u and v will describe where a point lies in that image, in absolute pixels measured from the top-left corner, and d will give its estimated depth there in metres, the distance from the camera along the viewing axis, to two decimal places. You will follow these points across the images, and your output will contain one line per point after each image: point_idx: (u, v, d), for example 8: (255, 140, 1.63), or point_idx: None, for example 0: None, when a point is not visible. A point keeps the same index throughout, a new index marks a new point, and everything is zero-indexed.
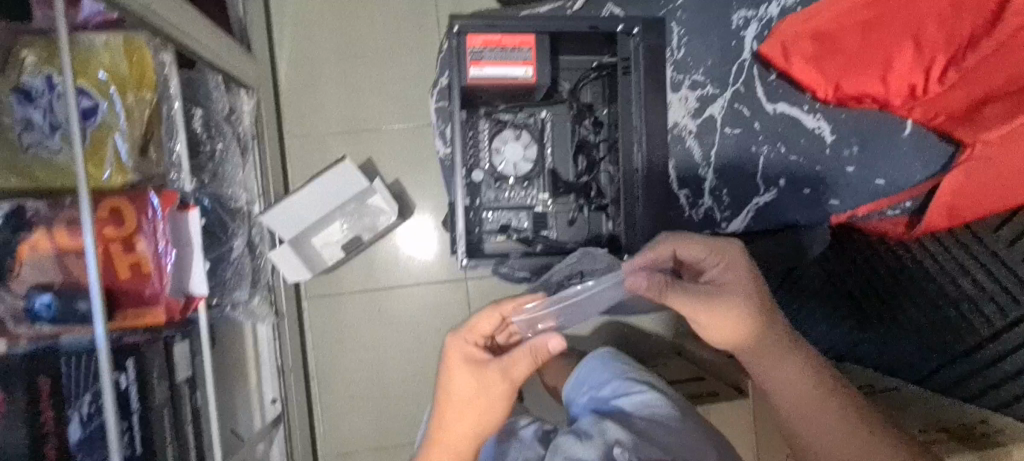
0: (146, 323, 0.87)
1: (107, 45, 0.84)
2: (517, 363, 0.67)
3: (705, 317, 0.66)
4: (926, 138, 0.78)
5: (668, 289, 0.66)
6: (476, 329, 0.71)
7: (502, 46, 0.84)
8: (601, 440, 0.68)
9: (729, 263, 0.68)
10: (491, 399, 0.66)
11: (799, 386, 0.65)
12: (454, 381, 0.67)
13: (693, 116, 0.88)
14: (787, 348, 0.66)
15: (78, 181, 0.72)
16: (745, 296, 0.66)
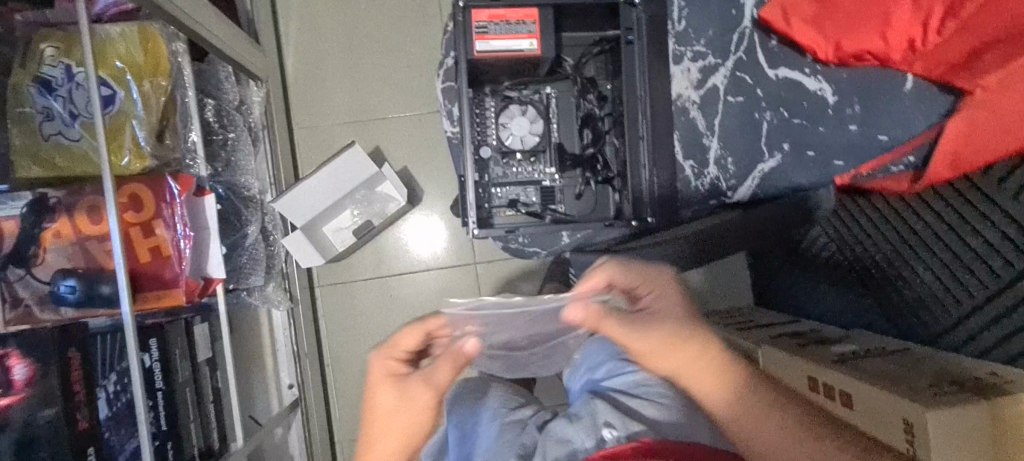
0: (166, 306, 0.88)
1: (123, 35, 0.87)
2: (438, 372, 0.59)
3: (641, 347, 0.55)
4: (928, 90, 0.71)
5: (603, 318, 0.54)
6: (397, 345, 0.59)
7: (506, 20, 0.85)
8: (592, 422, 0.68)
9: (661, 290, 0.56)
10: (418, 413, 0.59)
11: (759, 416, 0.54)
12: (377, 397, 0.59)
13: (695, 88, 0.87)
14: (730, 370, 0.56)
15: (101, 163, 0.76)
16: (677, 325, 0.54)
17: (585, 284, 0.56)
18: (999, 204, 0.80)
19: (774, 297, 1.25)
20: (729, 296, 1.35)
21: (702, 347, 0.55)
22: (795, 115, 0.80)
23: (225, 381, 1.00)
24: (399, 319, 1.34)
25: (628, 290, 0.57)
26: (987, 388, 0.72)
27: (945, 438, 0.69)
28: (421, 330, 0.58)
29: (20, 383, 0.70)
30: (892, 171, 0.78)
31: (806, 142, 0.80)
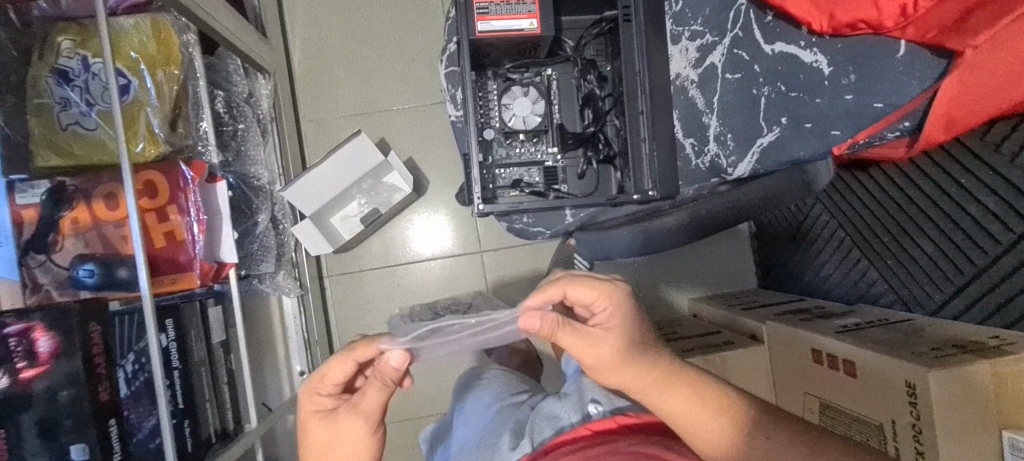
0: (180, 288, 0.91)
1: (136, 27, 0.89)
2: (367, 398, 0.53)
3: (597, 362, 0.52)
4: (919, 55, 0.73)
5: (560, 330, 0.50)
6: (326, 378, 0.53)
7: (507, 1, 0.87)
8: (579, 399, 0.63)
9: (619, 309, 0.51)
10: (353, 441, 0.54)
11: (705, 421, 0.52)
12: (311, 431, 0.55)
13: (694, 66, 0.90)
14: (673, 378, 0.54)
15: (118, 148, 0.78)
16: (630, 338, 0.52)
17: (537, 298, 0.49)
18: (996, 169, 0.79)
19: (779, 279, 1.27)
20: (733, 278, 1.36)
21: (650, 360, 0.53)
22: (791, 88, 0.81)
23: (239, 365, 1.03)
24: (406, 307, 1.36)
25: (581, 304, 0.51)
26: (987, 350, 0.73)
27: (943, 395, 0.70)
28: (348, 362, 0.52)
29: (44, 355, 0.65)
30: (887, 137, 0.80)
31: (802, 115, 0.81)
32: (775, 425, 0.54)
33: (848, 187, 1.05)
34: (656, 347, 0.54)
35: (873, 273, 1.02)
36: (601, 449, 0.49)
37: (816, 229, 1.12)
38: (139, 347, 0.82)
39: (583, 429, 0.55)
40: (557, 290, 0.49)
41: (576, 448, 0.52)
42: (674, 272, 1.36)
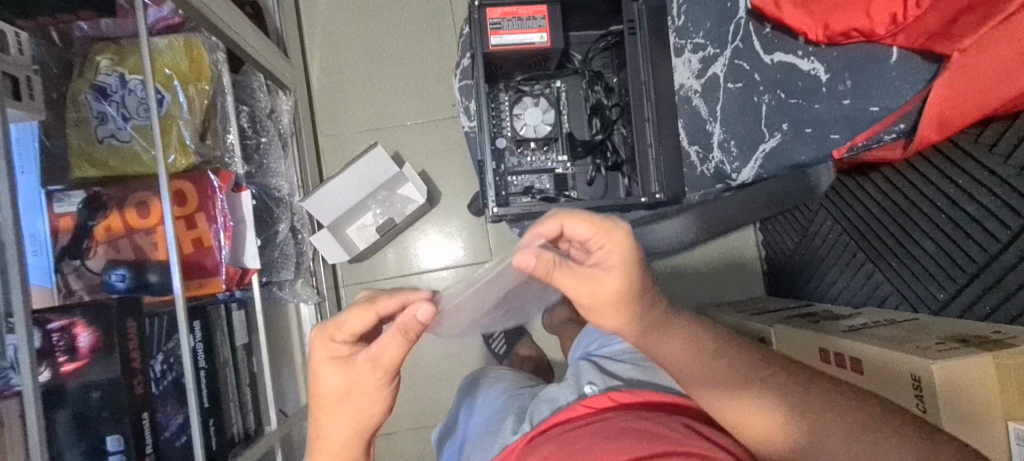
0: (207, 292, 0.96)
1: (170, 45, 0.95)
2: (385, 350, 0.46)
3: (592, 302, 0.48)
4: (912, 60, 0.75)
5: (555, 271, 0.45)
6: (343, 326, 0.46)
7: (518, 17, 0.92)
8: (576, 383, 0.67)
9: (619, 244, 0.45)
10: (369, 393, 0.48)
11: (701, 364, 0.53)
12: (320, 380, 0.48)
13: (697, 77, 0.95)
14: (672, 322, 0.53)
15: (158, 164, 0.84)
16: (631, 278, 0.47)
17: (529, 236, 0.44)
18: (993, 168, 0.79)
19: (789, 287, 1.30)
20: (742, 284, 1.41)
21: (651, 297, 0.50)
22: (790, 95, 0.85)
23: (260, 368, 1.06)
24: None
25: (579, 240, 0.45)
26: (990, 343, 0.75)
27: (951, 384, 0.72)
28: (370, 310, 0.46)
29: (85, 349, 0.69)
30: (883, 140, 0.78)
31: (803, 120, 0.85)
32: (772, 368, 0.53)
33: (852, 191, 1.08)
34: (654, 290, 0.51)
35: (878, 277, 1.04)
36: (597, 421, 0.53)
37: (822, 234, 1.16)
38: (168, 346, 0.86)
39: (581, 406, 0.58)
40: (552, 223, 0.43)
41: (574, 426, 0.54)
42: (680, 279, 1.40)
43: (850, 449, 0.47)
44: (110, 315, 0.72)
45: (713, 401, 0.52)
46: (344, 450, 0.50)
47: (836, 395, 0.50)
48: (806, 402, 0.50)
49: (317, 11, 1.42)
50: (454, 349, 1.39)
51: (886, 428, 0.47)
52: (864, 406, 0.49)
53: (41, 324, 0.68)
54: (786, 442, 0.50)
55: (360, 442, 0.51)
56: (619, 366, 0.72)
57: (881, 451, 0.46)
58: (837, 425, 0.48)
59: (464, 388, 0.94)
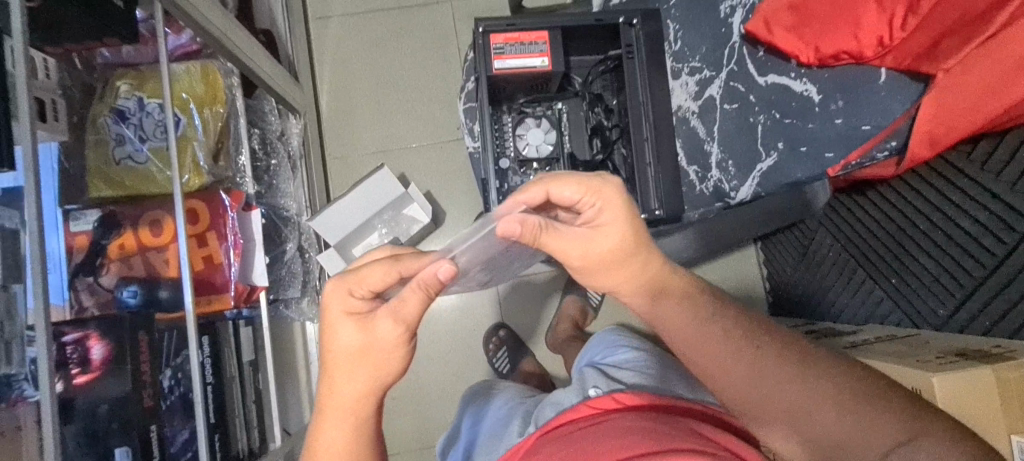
0: (215, 309, 0.98)
1: (187, 70, 0.99)
2: (406, 305, 0.48)
3: (582, 264, 0.51)
4: (901, 79, 0.75)
5: (542, 234, 0.49)
6: (362, 279, 0.48)
7: (520, 42, 0.95)
8: (581, 387, 0.69)
9: (606, 205, 0.49)
10: (383, 353, 0.49)
11: (694, 329, 0.53)
12: (334, 335, 0.49)
13: (694, 98, 1.00)
14: (668, 279, 0.53)
15: (173, 182, 0.87)
16: (616, 239, 0.50)
17: (514, 196, 0.49)
18: (985, 185, 0.81)
19: (795, 304, 1.32)
20: (747, 304, 1.42)
21: (644, 258, 0.52)
22: (785, 115, 0.88)
23: (266, 385, 1.07)
24: (423, 334, 1.42)
25: (566, 203, 0.49)
26: (991, 356, 0.75)
27: (953, 396, 0.73)
28: (393, 264, 0.48)
29: (97, 361, 0.70)
30: (877, 158, 0.80)
31: (797, 138, 0.87)
32: (768, 338, 0.53)
33: (849, 208, 1.09)
34: (652, 246, 0.52)
35: (879, 293, 1.06)
36: (602, 421, 0.55)
37: (822, 254, 1.18)
38: (176, 362, 0.87)
39: (586, 407, 0.59)
40: (538, 189, 0.48)
41: (580, 427, 0.56)
42: None
43: (838, 423, 0.49)
44: (122, 329, 0.74)
45: (704, 366, 0.54)
46: (352, 415, 0.50)
47: (833, 369, 0.51)
48: (800, 377, 0.51)
49: (327, 39, 1.47)
50: (458, 367, 1.41)
51: (878, 406, 0.48)
52: (860, 383, 0.50)
53: (56, 337, 0.70)
54: (775, 413, 0.51)
55: (369, 407, 0.51)
56: (622, 370, 0.75)
57: (864, 427, 0.48)
58: (830, 400, 0.49)
59: (468, 403, 0.94)
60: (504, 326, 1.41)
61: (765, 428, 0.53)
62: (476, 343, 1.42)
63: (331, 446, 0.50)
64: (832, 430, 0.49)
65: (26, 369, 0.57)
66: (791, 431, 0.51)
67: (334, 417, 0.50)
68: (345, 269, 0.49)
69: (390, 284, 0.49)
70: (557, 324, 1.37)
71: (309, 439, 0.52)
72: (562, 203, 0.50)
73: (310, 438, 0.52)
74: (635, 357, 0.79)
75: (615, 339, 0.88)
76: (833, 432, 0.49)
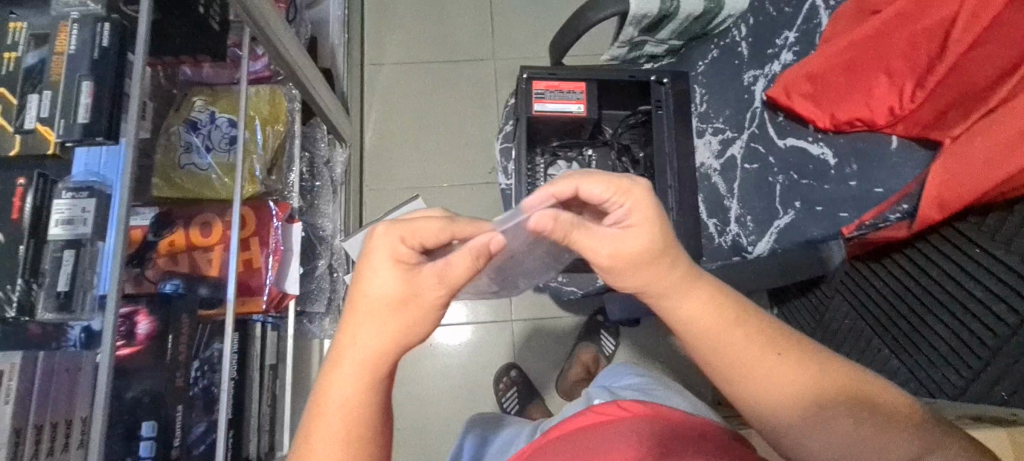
0: (252, 309, 1.03)
1: (258, 93, 1.13)
2: (458, 265, 0.50)
3: (610, 261, 0.52)
4: (910, 146, 0.86)
5: (574, 232, 0.52)
6: (414, 233, 0.50)
7: (560, 89, 1.05)
8: (587, 400, 0.80)
9: (637, 205, 0.51)
10: (419, 309, 0.51)
11: (721, 330, 0.52)
12: (371, 284, 0.50)
13: (716, 157, 1.06)
14: (695, 280, 0.53)
15: (235, 187, 0.98)
16: (647, 240, 0.51)
17: (545, 190, 0.52)
18: (993, 252, 0.81)
19: None
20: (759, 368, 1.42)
21: (673, 256, 0.52)
22: (803, 176, 0.93)
23: (281, 394, 1.10)
24: (435, 367, 1.44)
25: (596, 201, 0.52)
26: None
27: None
28: (450, 226, 0.51)
29: (143, 335, 0.77)
30: (889, 220, 0.83)
31: (814, 199, 0.92)
32: (793, 344, 0.52)
33: (861, 276, 1.11)
34: (679, 248, 0.53)
35: (895, 364, 1.05)
36: (604, 425, 0.60)
37: (838, 322, 1.19)
38: (205, 354, 0.91)
39: (591, 412, 0.63)
40: (567, 184, 0.51)
41: (584, 428, 0.61)
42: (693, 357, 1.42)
43: (857, 435, 0.50)
44: (173, 310, 0.81)
45: (728, 370, 0.53)
46: (367, 370, 0.50)
47: (852, 376, 0.52)
48: (822, 388, 0.51)
49: (378, 82, 1.60)
50: (465, 403, 1.42)
51: (893, 417, 0.51)
52: (868, 390, 0.52)
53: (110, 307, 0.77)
54: (798, 420, 0.51)
55: (386, 365, 0.51)
56: (627, 381, 0.85)
57: (877, 432, 0.50)
58: (848, 409, 0.51)
59: (471, 424, 0.94)
60: (516, 367, 1.42)
61: (787, 438, 0.52)
62: (486, 381, 1.44)
63: (338, 401, 0.50)
64: (850, 443, 0.50)
65: (72, 335, 0.62)
66: (815, 443, 0.51)
67: (351, 367, 0.50)
68: (395, 218, 0.51)
69: (439, 243, 0.52)
70: (569, 369, 1.38)
71: (316, 389, 0.52)
72: (592, 201, 0.53)
73: (318, 389, 0.51)
74: (641, 385, 0.81)
75: (621, 370, 0.90)
76: (851, 436, 0.50)
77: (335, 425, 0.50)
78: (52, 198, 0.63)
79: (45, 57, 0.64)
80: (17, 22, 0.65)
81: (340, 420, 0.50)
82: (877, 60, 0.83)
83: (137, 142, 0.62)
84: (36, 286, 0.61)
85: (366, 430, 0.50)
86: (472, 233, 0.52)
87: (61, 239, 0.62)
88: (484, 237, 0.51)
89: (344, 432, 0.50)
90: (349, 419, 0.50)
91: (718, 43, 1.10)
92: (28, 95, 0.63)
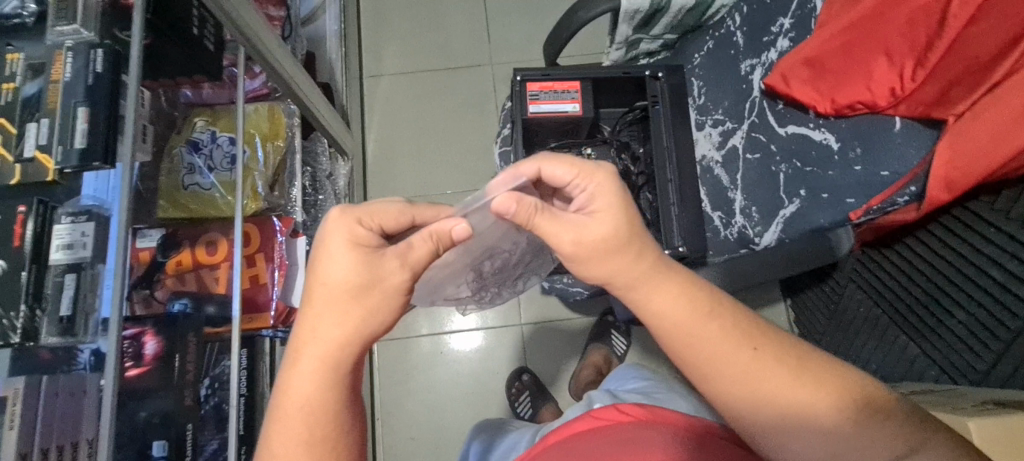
0: (258, 326, 1.03)
1: (256, 111, 1.14)
2: (416, 249, 0.51)
3: (572, 250, 0.52)
4: (914, 127, 0.81)
5: (539, 215, 0.52)
6: (376, 214, 0.51)
7: (554, 90, 1.04)
8: (586, 403, 0.80)
9: (598, 186, 0.52)
10: (383, 304, 0.50)
11: (694, 322, 0.50)
12: (324, 270, 0.49)
13: (717, 148, 1.06)
14: (665, 270, 0.51)
15: (236, 207, 0.98)
16: (611, 223, 0.51)
17: (511, 171, 0.54)
18: (1008, 232, 0.78)
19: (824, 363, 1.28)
20: None
21: (638, 238, 0.51)
22: (806, 164, 0.91)
23: None
24: (446, 375, 1.44)
25: (559, 183, 0.54)
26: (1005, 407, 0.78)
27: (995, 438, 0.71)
28: (409, 209, 0.53)
29: (149, 355, 0.78)
30: (898, 203, 0.82)
31: (819, 186, 0.89)
32: (769, 338, 0.50)
33: (871, 266, 1.08)
34: (646, 237, 0.52)
35: (913, 350, 1.02)
36: (600, 435, 0.58)
37: (852, 309, 1.16)
38: (215, 372, 0.91)
39: (590, 417, 0.62)
40: (532, 165, 0.53)
41: (578, 439, 0.59)
42: None
43: (836, 430, 0.48)
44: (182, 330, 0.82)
45: (702, 366, 0.50)
46: (326, 364, 0.48)
47: (831, 368, 0.50)
48: (801, 384, 0.49)
49: (377, 94, 1.61)
50: (478, 409, 1.42)
51: (876, 413, 0.48)
52: (853, 385, 0.50)
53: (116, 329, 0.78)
54: (774, 414, 0.49)
55: (346, 360, 0.49)
56: (632, 385, 0.84)
57: (869, 437, 0.48)
58: (831, 406, 0.48)
59: (478, 429, 0.93)
60: (527, 371, 1.41)
61: (761, 434, 0.50)
62: (497, 387, 1.43)
63: (296, 396, 0.48)
64: (835, 442, 0.48)
65: (83, 359, 0.62)
66: (792, 439, 0.49)
67: (309, 362, 0.48)
68: (350, 203, 0.51)
69: (400, 226, 0.53)
70: (580, 370, 1.37)
71: (278, 390, 0.49)
72: (555, 184, 0.54)
73: (280, 384, 0.49)
74: (644, 388, 0.80)
75: (627, 372, 0.89)
76: (842, 444, 0.48)
77: (296, 426, 0.48)
78: (53, 222, 0.64)
79: (43, 87, 0.65)
80: (14, 52, 0.67)
81: (301, 419, 0.48)
82: (875, 42, 0.81)
83: (132, 165, 0.62)
84: (39, 312, 0.61)
85: (331, 430, 0.49)
86: (432, 216, 0.55)
87: (61, 264, 0.62)
88: (443, 223, 0.52)
89: (308, 432, 0.48)
90: (311, 420, 0.48)
91: (713, 34, 1.09)
92: (27, 124, 0.64)
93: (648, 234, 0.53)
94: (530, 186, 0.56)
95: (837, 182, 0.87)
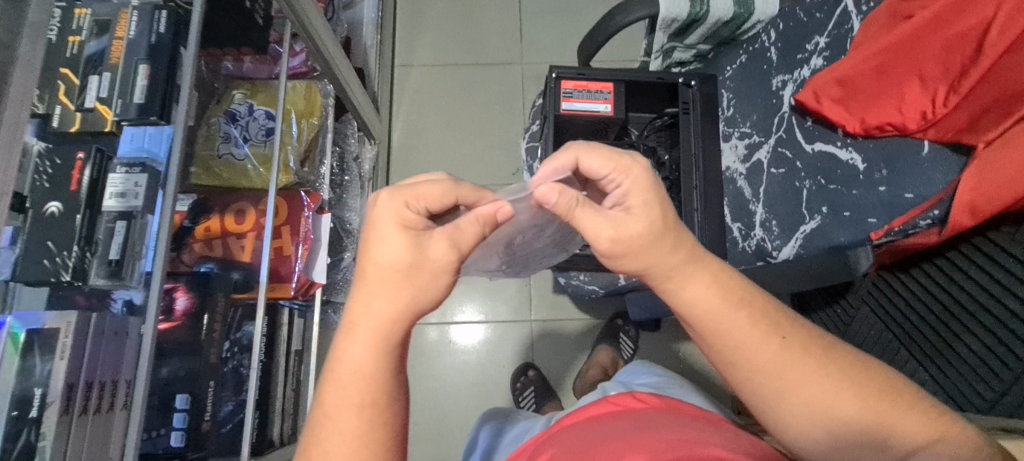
0: (278, 295, 1.06)
1: (293, 89, 1.16)
2: (463, 232, 0.52)
3: (613, 247, 0.53)
4: (941, 152, 0.82)
5: (580, 208, 0.53)
6: (421, 195, 0.52)
7: (588, 89, 1.06)
8: (599, 393, 0.81)
9: (635, 179, 0.53)
10: (434, 277, 0.51)
11: (724, 313, 0.52)
12: (376, 251, 0.50)
13: (742, 161, 1.09)
14: (697, 261, 0.53)
15: (271, 184, 1.01)
16: (651, 213, 0.52)
17: (550, 164, 0.55)
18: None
19: None
20: None
21: (675, 229, 0.53)
22: (830, 181, 0.93)
23: (304, 381, 1.13)
24: (453, 364, 1.46)
25: (596, 175, 0.55)
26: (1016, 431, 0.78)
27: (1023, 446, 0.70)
28: (454, 189, 0.54)
29: (180, 311, 0.81)
30: (920, 226, 0.81)
31: (841, 204, 0.90)
32: (794, 328, 0.52)
33: (886, 288, 1.09)
34: (681, 228, 0.54)
35: (922, 375, 1.03)
36: (621, 417, 0.60)
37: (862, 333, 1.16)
38: (236, 336, 0.95)
39: (608, 403, 0.65)
40: (568, 155, 0.54)
41: (598, 420, 0.61)
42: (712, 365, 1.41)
43: (856, 418, 0.50)
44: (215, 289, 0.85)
45: (730, 354, 0.52)
46: (379, 334, 0.50)
47: (855, 360, 0.51)
48: (825, 373, 0.50)
49: (408, 83, 1.64)
50: (482, 401, 1.43)
51: (893, 407, 0.50)
52: (876, 376, 0.51)
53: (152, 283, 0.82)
54: (796, 404, 0.51)
55: (397, 332, 0.51)
56: (643, 379, 0.85)
57: (891, 424, 0.50)
58: (856, 394, 0.50)
59: (487, 416, 0.95)
60: (533, 366, 1.42)
61: (784, 424, 0.52)
62: (502, 380, 1.45)
63: (352, 363, 0.50)
64: (853, 428, 0.50)
65: (116, 307, 0.66)
66: (811, 427, 0.51)
67: (365, 333, 0.50)
68: (398, 186, 0.52)
69: (443, 208, 0.54)
70: (586, 370, 1.38)
71: (330, 360, 0.51)
72: (591, 175, 0.56)
73: (333, 353, 0.51)
74: (657, 383, 0.82)
75: (638, 368, 0.90)
76: (862, 429, 0.50)
77: (352, 391, 0.50)
78: (108, 171, 0.67)
79: (107, 44, 0.68)
80: (82, 8, 0.69)
81: (355, 385, 0.50)
82: (909, 66, 0.82)
83: (186, 129, 0.66)
84: (90, 254, 0.64)
85: (381, 397, 0.50)
86: (475, 200, 0.56)
87: (114, 211, 0.66)
88: (491, 208, 0.54)
89: (360, 397, 0.50)
90: (364, 386, 0.50)
91: (747, 48, 1.12)
92: (90, 77, 0.67)
93: (685, 228, 0.54)
94: (569, 178, 0.57)
95: (863, 201, 0.88)
